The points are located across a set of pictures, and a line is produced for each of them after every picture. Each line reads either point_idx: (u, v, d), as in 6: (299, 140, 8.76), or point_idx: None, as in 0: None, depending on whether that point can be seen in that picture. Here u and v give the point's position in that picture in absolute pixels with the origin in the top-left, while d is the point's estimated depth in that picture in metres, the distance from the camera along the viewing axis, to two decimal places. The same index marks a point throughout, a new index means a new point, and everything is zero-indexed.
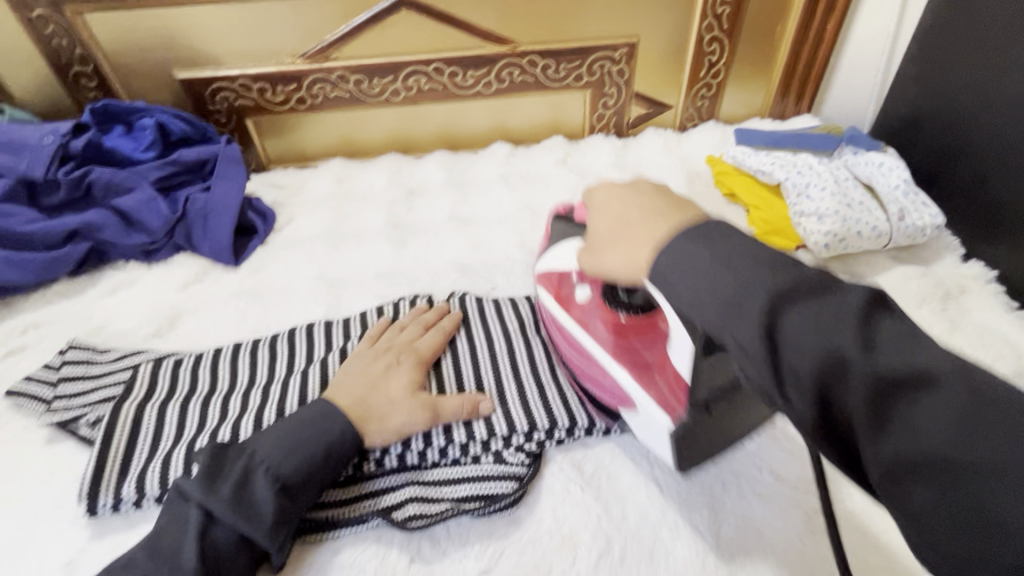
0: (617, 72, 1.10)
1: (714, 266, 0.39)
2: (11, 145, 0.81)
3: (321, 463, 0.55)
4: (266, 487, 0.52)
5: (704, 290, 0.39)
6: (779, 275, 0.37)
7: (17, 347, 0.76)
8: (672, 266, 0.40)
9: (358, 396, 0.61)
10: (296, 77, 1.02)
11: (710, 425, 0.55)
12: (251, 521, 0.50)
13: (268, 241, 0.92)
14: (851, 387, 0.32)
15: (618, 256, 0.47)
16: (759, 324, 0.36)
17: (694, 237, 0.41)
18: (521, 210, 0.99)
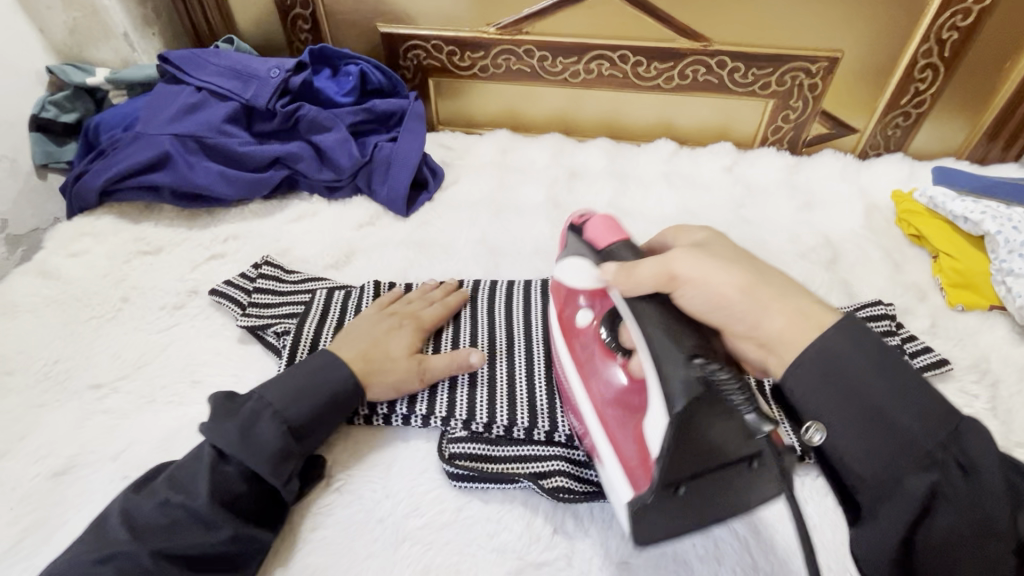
0: (808, 85, 1.04)
1: (909, 400, 0.43)
2: (243, 74, 0.91)
3: (324, 411, 0.60)
4: (273, 426, 0.56)
5: (885, 420, 0.43)
6: (935, 420, 0.42)
7: (219, 253, 0.86)
8: (821, 355, 0.46)
9: (362, 350, 0.65)
10: (486, 46, 1.05)
11: (690, 506, 0.45)
12: (254, 455, 0.54)
13: (436, 198, 0.97)
14: (917, 499, 0.41)
15: (701, 294, 0.51)
16: (953, 473, 0.41)
17: (847, 336, 0.45)
18: (682, 213, 0.96)
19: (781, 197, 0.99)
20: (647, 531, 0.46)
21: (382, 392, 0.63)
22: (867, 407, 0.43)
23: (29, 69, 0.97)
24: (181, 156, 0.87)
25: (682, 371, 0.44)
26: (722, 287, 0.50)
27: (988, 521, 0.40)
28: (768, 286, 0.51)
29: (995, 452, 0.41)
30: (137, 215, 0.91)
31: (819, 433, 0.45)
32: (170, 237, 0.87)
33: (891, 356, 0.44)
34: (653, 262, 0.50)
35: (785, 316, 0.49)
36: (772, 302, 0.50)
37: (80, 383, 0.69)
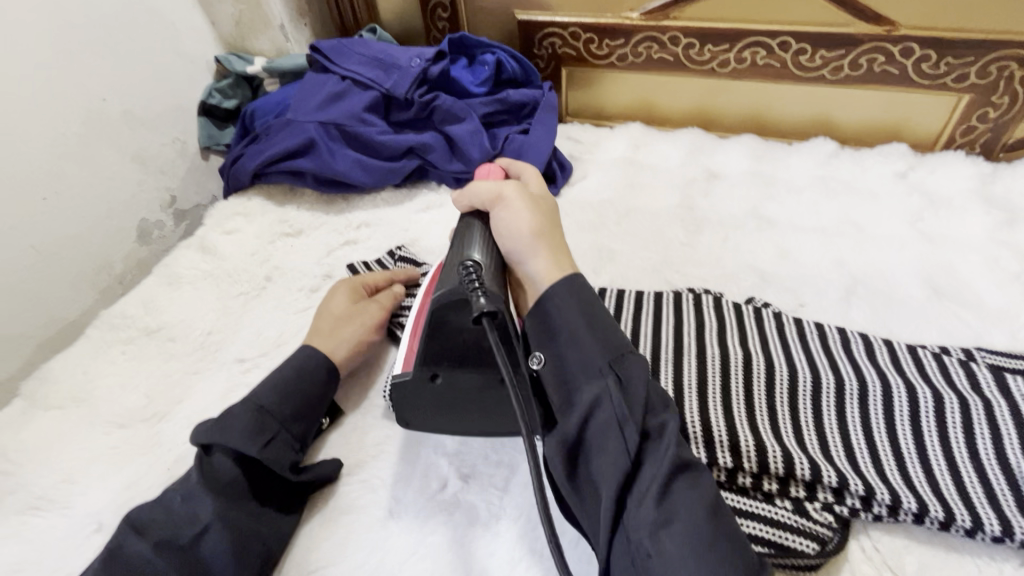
0: (1020, 78, 0.86)
1: (596, 333, 0.46)
2: (386, 63, 0.92)
3: (295, 382, 0.60)
4: (244, 411, 0.56)
5: (575, 337, 0.45)
6: (632, 361, 0.45)
7: (352, 239, 0.88)
8: (556, 295, 0.47)
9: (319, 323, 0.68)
10: (627, 33, 0.98)
11: (437, 395, 0.54)
12: (230, 436, 0.54)
13: (563, 194, 0.93)
14: (609, 436, 0.43)
15: (507, 221, 0.53)
16: (614, 385, 0.44)
17: (570, 284, 0.47)
18: (843, 224, 0.84)
19: (972, 212, 0.83)
20: (412, 409, 0.55)
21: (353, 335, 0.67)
22: (561, 330, 0.46)
23: (201, 59, 1.06)
24: (324, 142, 0.91)
25: (456, 277, 0.51)
26: (518, 223, 0.53)
27: (627, 416, 0.43)
28: (554, 241, 0.52)
29: (650, 372, 0.46)
30: (281, 198, 0.96)
31: (541, 359, 0.47)
32: (310, 220, 0.92)
33: (600, 306, 0.48)
34: (488, 184, 0.56)
35: (550, 253, 0.51)
36: (550, 252, 0.51)
37: (228, 355, 0.74)
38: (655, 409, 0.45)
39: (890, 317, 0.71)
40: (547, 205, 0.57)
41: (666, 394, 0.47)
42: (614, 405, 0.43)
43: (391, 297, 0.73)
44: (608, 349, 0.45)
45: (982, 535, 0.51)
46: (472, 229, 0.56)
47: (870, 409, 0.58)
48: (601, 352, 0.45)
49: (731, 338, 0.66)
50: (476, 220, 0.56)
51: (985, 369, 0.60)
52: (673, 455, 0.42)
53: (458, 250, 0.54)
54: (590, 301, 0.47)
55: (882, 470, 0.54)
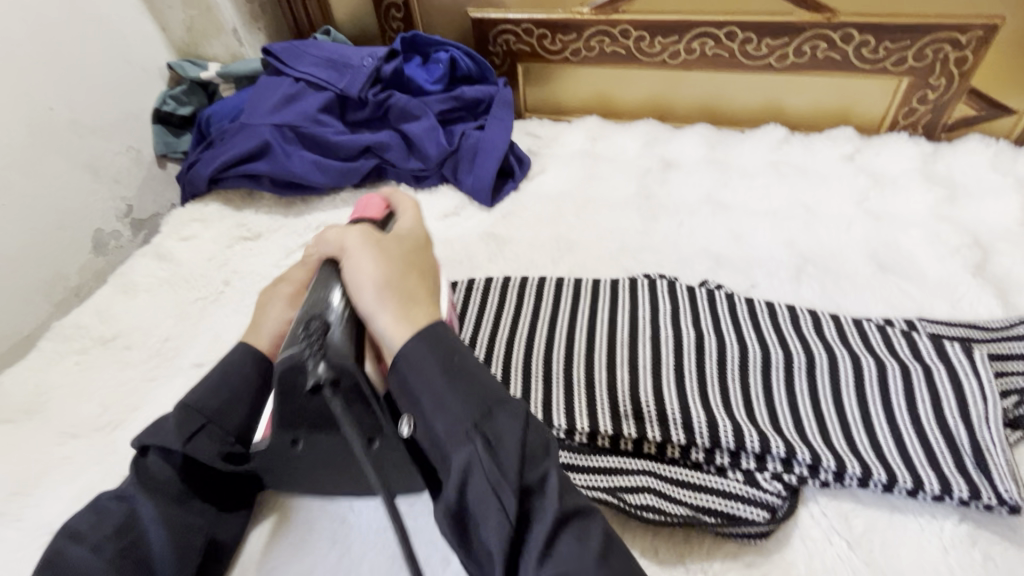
0: (954, 59, 0.89)
1: (454, 387, 0.44)
2: (339, 64, 0.92)
3: (218, 375, 0.56)
4: (172, 410, 0.54)
5: (438, 402, 0.44)
6: (501, 413, 0.44)
7: (312, 240, 0.88)
8: (413, 355, 0.46)
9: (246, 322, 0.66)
10: (579, 27, 1.00)
11: (305, 459, 0.53)
12: (156, 436, 0.52)
13: (522, 188, 0.94)
14: (485, 498, 0.42)
15: (352, 270, 0.50)
16: (481, 449, 0.42)
17: (430, 344, 0.46)
18: (793, 206, 0.87)
19: (915, 189, 0.86)
20: (280, 475, 0.55)
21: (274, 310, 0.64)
22: (422, 396, 0.45)
23: (153, 66, 1.05)
24: (280, 145, 0.90)
25: (298, 339, 0.48)
26: (368, 276, 0.49)
27: (499, 478, 0.42)
28: (403, 287, 0.49)
29: (524, 419, 0.44)
30: (239, 203, 0.95)
31: (410, 424, 0.46)
32: (269, 224, 0.91)
33: (462, 356, 0.46)
34: (336, 232, 0.54)
35: (399, 305, 0.48)
36: (399, 308, 0.48)
37: (185, 361, 0.73)
38: (530, 459, 0.43)
39: (838, 292, 0.74)
40: (407, 241, 0.55)
41: (546, 439, 0.45)
42: (489, 460, 0.42)
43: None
44: (478, 403, 0.44)
45: (923, 494, 0.53)
46: (320, 283, 0.52)
47: (817, 380, 0.59)
48: (470, 410, 0.43)
49: (684, 318, 0.67)
50: (326, 270, 0.53)
51: (925, 337, 0.61)
52: (555, 508, 0.41)
53: (308, 305, 0.50)
54: (457, 354, 0.46)
55: (828, 438, 0.56)
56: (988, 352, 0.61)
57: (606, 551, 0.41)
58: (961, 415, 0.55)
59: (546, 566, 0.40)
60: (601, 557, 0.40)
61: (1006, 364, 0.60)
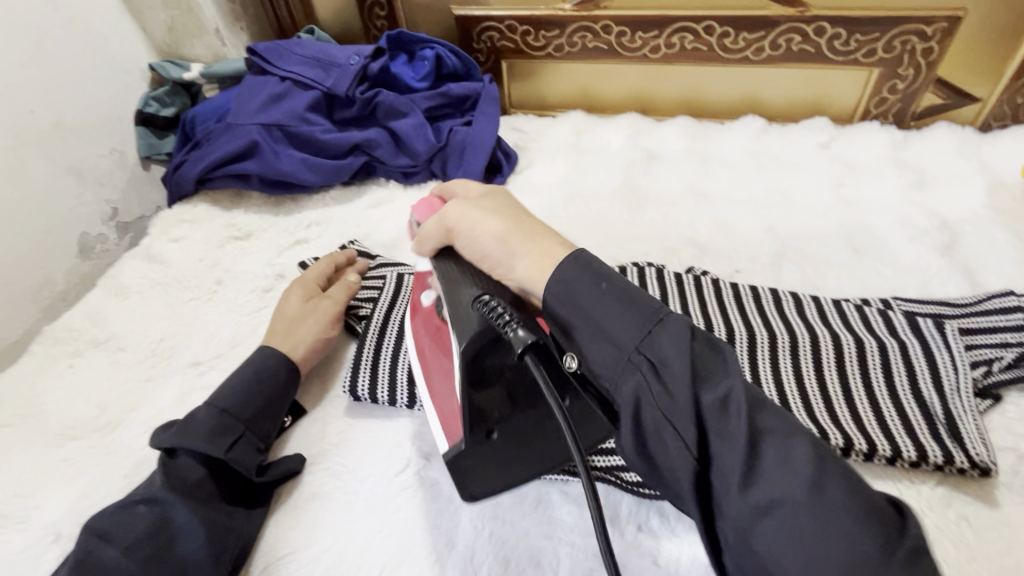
0: (921, 50, 0.93)
1: (612, 298, 0.42)
2: (325, 63, 0.93)
3: (253, 386, 0.63)
4: (205, 414, 0.59)
5: (597, 327, 0.42)
6: (665, 333, 0.40)
7: (303, 238, 0.89)
8: (561, 287, 0.44)
9: (274, 327, 0.70)
10: (561, 23, 1.02)
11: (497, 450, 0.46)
12: (186, 437, 0.57)
13: (510, 182, 0.95)
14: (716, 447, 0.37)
15: (480, 229, 0.50)
16: (648, 374, 0.39)
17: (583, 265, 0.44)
18: (772, 194, 0.90)
19: (887, 175, 0.90)
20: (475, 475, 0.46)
21: (310, 337, 0.69)
22: (570, 301, 0.43)
23: (135, 67, 1.04)
24: (268, 144, 0.91)
25: (474, 314, 0.45)
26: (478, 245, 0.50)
27: (679, 408, 0.38)
28: (526, 229, 0.49)
29: (689, 331, 0.40)
30: (228, 203, 0.95)
31: (576, 359, 0.44)
32: (259, 223, 0.91)
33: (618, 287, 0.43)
34: (433, 219, 0.54)
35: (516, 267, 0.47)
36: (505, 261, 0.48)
37: (181, 361, 0.73)
38: (701, 376, 0.39)
39: (817, 275, 0.77)
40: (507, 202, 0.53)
41: (713, 341, 0.41)
42: (672, 381, 0.39)
43: (343, 291, 0.75)
44: (639, 318, 0.41)
45: (902, 461, 0.56)
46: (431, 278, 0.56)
47: (801, 358, 0.62)
48: (632, 334, 0.41)
49: (673, 303, 0.70)
50: (443, 263, 0.52)
51: (901, 315, 0.65)
52: (743, 429, 0.37)
53: (460, 297, 0.48)
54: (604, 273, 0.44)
55: (812, 411, 0.58)
56: (958, 327, 0.64)
57: (817, 464, 0.35)
58: (936, 385, 0.58)
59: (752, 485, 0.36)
60: (799, 476, 0.35)
61: (976, 337, 0.63)
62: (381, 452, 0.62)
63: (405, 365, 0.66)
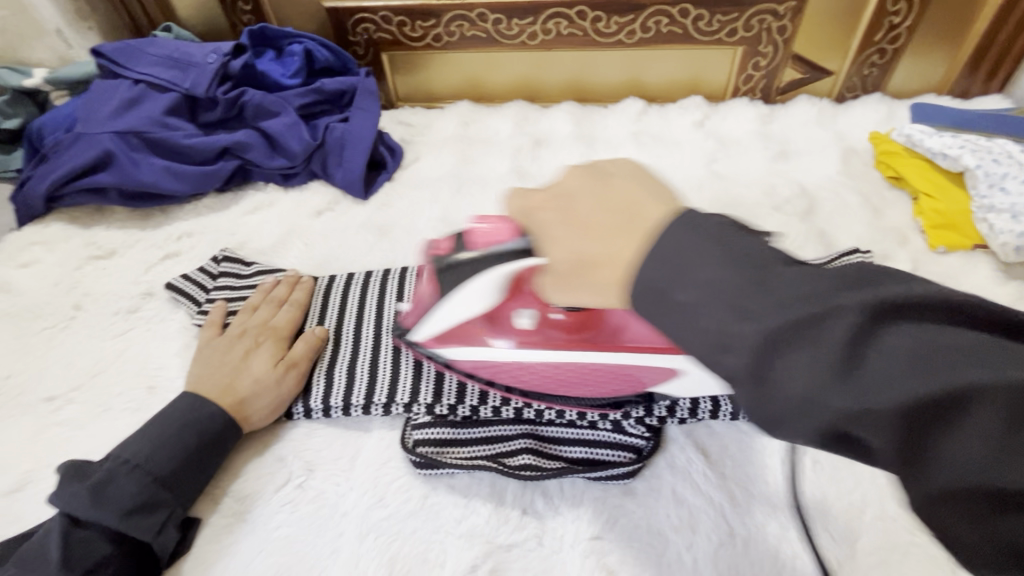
0: (777, 28, 0.99)
1: (703, 293, 0.32)
2: (180, 62, 0.86)
3: (194, 453, 0.56)
4: (130, 480, 0.52)
5: (695, 310, 0.33)
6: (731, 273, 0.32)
7: (173, 252, 0.83)
8: (681, 260, 0.34)
9: (222, 385, 0.60)
10: (436, 13, 1.00)
11: None
12: (106, 507, 0.50)
13: (396, 177, 0.93)
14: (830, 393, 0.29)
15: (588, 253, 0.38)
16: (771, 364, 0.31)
17: (680, 230, 0.35)
18: (653, 172, 0.93)
19: (756, 148, 0.95)
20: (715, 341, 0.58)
21: (264, 416, 0.60)
22: (663, 302, 0.34)
23: None
24: (124, 154, 0.84)
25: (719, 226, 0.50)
26: (551, 252, 0.42)
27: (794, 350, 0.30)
28: (612, 215, 0.39)
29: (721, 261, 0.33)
30: (88, 220, 0.88)
31: None
32: (122, 239, 0.85)
33: (738, 236, 0.34)
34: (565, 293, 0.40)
35: (586, 224, 0.39)
36: (585, 233, 0.39)
37: (34, 397, 0.67)
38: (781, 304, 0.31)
39: None
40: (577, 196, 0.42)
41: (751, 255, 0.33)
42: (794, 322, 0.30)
43: (308, 345, 0.64)
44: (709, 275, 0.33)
45: None
46: (472, 301, 0.54)
47: None
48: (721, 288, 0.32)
49: None
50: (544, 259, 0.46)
51: None
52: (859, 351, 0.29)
53: None
54: (685, 241, 0.34)
55: None
56: None
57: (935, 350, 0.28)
58: None
59: (787, 410, 0.30)
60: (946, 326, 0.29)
61: None
62: (259, 469, 0.59)
63: None
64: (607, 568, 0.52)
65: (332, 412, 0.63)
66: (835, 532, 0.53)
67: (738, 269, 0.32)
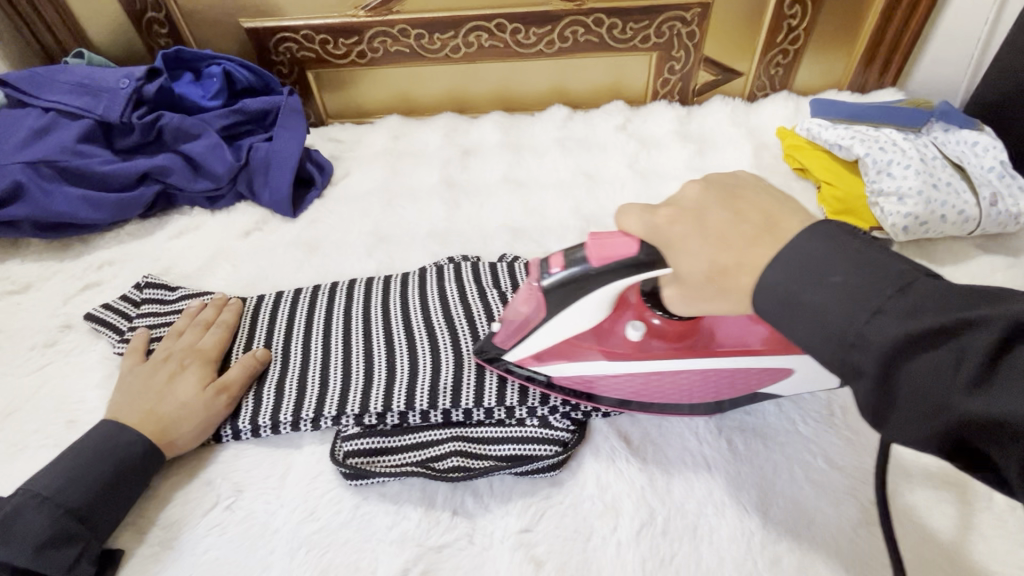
0: (687, 34, 1.04)
1: (841, 289, 0.36)
2: (91, 88, 0.85)
3: (109, 484, 0.55)
4: (40, 514, 0.51)
5: (835, 300, 0.36)
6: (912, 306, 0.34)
7: (93, 281, 0.81)
8: (790, 270, 0.38)
9: (142, 412, 0.59)
10: (357, 30, 1.01)
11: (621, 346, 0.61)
12: (14, 543, 0.49)
13: (325, 194, 0.93)
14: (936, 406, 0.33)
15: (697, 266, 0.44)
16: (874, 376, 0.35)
17: (818, 240, 0.38)
18: (577, 175, 0.96)
19: (675, 148, 1.00)
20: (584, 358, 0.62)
21: (191, 440, 0.59)
22: (789, 302, 0.38)
23: None
24: (36, 184, 0.80)
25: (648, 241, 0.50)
26: (687, 262, 0.45)
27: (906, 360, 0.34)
28: (755, 226, 0.42)
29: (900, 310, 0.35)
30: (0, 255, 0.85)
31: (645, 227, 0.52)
32: (38, 272, 0.82)
33: (864, 244, 0.38)
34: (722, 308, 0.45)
35: (715, 236, 0.43)
36: (717, 244, 0.43)
37: None
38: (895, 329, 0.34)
39: None
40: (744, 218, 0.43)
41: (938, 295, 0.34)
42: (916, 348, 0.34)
43: (242, 368, 0.63)
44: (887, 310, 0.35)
45: None
46: (579, 319, 0.55)
47: None
48: (870, 323, 0.35)
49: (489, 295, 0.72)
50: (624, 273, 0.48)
51: None
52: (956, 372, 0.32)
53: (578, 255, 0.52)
54: (814, 247, 0.38)
55: None
56: None
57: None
58: None
59: (913, 411, 0.34)
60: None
61: None
62: (185, 496, 0.59)
63: None
64: (536, 559, 0.53)
65: (261, 431, 0.62)
66: (748, 503, 0.56)
67: (876, 273, 0.36)
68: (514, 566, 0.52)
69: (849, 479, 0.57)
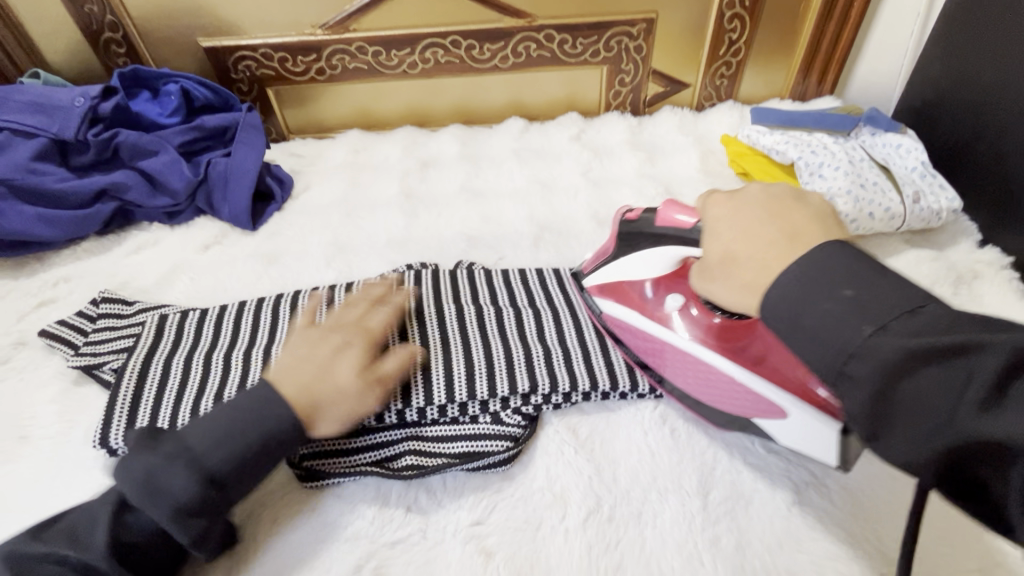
0: (634, 48, 1.09)
1: (842, 312, 0.38)
2: (45, 107, 0.85)
3: (253, 456, 0.52)
4: (184, 475, 0.49)
5: (822, 323, 0.39)
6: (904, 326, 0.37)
7: (48, 298, 0.81)
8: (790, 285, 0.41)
9: (304, 385, 0.55)
10: (316, 48, 1.04)
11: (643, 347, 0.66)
12: (161, 499, 0.48)
13: (285, 208, 0.95)
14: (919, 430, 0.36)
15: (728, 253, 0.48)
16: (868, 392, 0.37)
17: (823, 256, 0.41)
18: (532, 184, 0.99)
19: (627, 155, 1.04)
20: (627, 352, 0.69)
21: (335, 427, 0.56)
22: (795, 324, 0.41)
23: None
24: None
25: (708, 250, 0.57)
26: (711, 246, 0.50)
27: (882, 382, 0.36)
28: (793, 227, 0.45)
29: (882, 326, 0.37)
30: None
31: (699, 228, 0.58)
32: None
33: (876, 268, 0.40)
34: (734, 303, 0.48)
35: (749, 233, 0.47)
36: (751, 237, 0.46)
37: None
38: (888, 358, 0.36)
39: (568, 250, 0.87)
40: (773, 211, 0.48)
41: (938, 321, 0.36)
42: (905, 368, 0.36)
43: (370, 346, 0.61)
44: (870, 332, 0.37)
45: (615, 394, 0.65)
46: (641, 269, 0.65)
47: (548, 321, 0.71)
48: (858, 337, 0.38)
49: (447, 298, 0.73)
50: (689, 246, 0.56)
51: None
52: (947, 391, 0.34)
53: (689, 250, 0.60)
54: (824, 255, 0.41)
55: (553, 364, 0.65)
56: None
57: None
58: None
59: (920, 434, 0.36)
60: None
61: None
62: None
63: (170, 402, 0.62)
64: (486, 550, 0.55)
65: None
66: (691, 488, 0.59)
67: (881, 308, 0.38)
68: (465, 557, 0.54)
69: (783, 462, 0.60)
